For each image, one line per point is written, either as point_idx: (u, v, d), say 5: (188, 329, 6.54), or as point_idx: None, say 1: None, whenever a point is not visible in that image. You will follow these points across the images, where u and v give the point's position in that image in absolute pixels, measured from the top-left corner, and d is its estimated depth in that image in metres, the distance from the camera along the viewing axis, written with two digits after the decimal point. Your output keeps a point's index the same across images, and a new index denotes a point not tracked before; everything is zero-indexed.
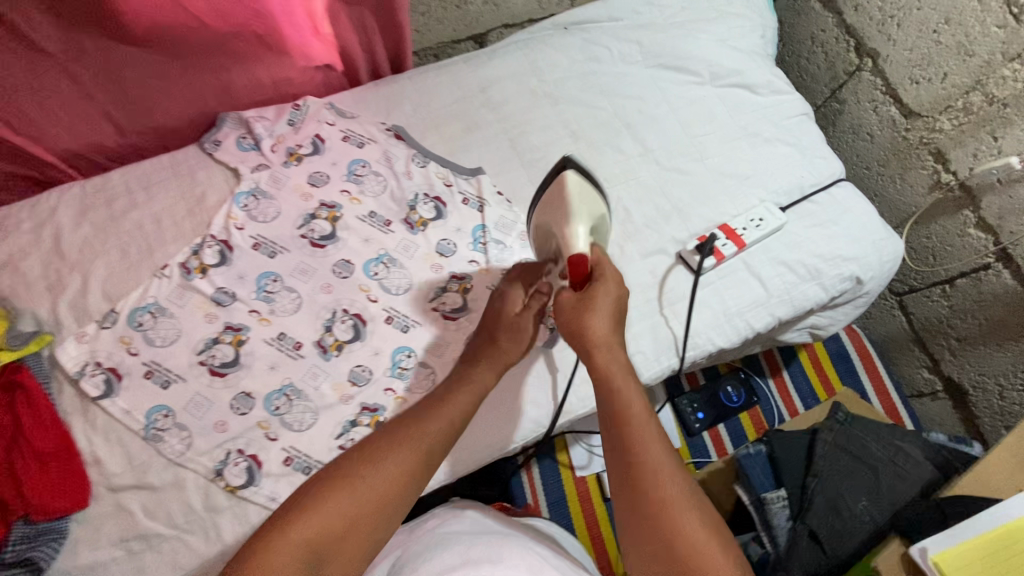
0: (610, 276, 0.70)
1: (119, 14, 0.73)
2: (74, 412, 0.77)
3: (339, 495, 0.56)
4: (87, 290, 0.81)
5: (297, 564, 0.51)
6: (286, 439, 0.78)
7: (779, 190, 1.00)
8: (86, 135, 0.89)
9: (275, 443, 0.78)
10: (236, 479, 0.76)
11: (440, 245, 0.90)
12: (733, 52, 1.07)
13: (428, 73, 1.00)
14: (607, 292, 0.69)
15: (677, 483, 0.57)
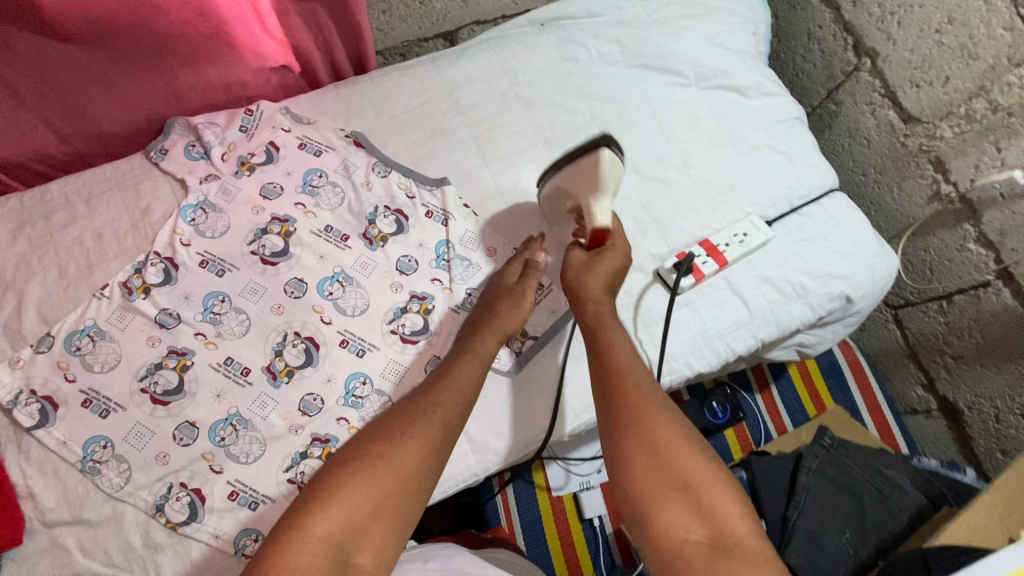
0: (619, 248, 0.76)
1: (47, 17, 0.67)
2: (8, 442, 0.72)
3: (351, 481, 0.55)
4: (23, 311, 0.76)
5: (318, 543, 0.51)
6: (231, 472, 0.73)
7: (766, 202, 0.94)
8: (24, 143, 0.84)
9: (221, 477, 0.73)
10: (178, 516, 0.71)
11: (401, 262, 0.85)
12: (722, 51, 1.00)
13: (393, 75, 0.94)
14: (616, 257, 0.75)
15: (672, 422, 0.57)
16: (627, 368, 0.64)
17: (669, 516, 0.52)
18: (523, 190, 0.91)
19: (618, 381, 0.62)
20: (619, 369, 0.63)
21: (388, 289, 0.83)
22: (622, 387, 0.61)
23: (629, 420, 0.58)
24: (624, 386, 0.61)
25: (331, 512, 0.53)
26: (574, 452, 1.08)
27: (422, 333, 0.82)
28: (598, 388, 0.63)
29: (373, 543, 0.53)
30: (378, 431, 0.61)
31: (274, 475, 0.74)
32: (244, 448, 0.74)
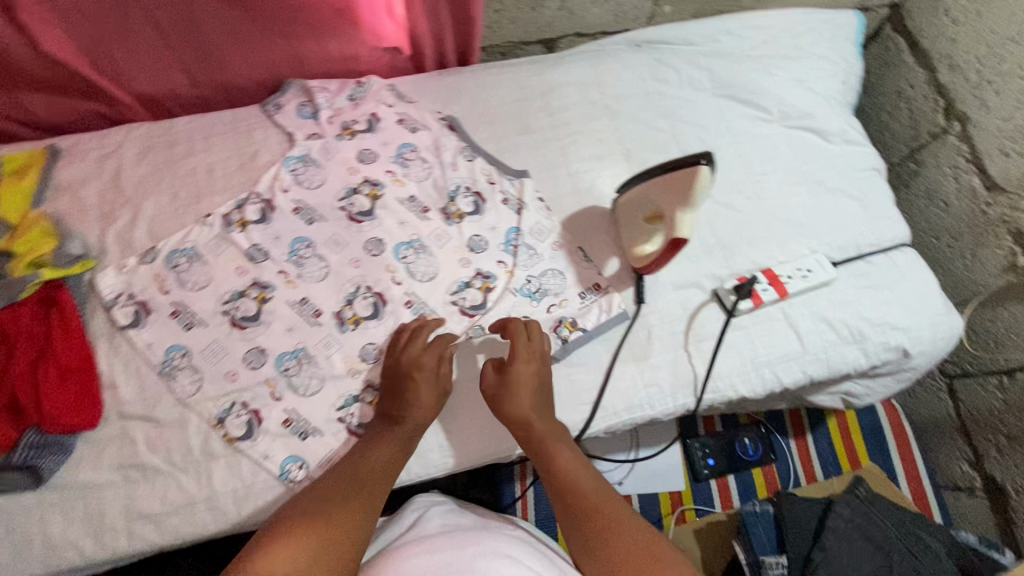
0: (524, 356, 0.78)
1: None
2: (100, 336, 0.80)
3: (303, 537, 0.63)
4: (135, 224, 0.85)
5: None
6: (288, 401, 0.78)
7: (834, 243, 0.94)
8: (162, 81, 0.94)
9: (278, 403, 0.78)
10: (236, 431, 0.76)
11: (472, 241, 0.89)
12: (810, 94, 1.03)
13: (493, 70, 1.01)
14: (529, 371, 0.77)
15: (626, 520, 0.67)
16: (572, 474, 0.72)
17: None
18: (596, 193, 0.94)
19: (573, 492, 0.70)
20: (570, 485, 0.71)
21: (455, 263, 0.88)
22: (574, 492, 0.70)
23: (596, 529, 0.67)
24: (582, 496, 0.70)
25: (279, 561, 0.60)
26: (606, 458, 1.11)
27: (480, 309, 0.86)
28: (558, 496, 0.72)
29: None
30: (324, 503, 0.67)
31: (325, 410, 0.79)
32: (302, 383, 0.79)
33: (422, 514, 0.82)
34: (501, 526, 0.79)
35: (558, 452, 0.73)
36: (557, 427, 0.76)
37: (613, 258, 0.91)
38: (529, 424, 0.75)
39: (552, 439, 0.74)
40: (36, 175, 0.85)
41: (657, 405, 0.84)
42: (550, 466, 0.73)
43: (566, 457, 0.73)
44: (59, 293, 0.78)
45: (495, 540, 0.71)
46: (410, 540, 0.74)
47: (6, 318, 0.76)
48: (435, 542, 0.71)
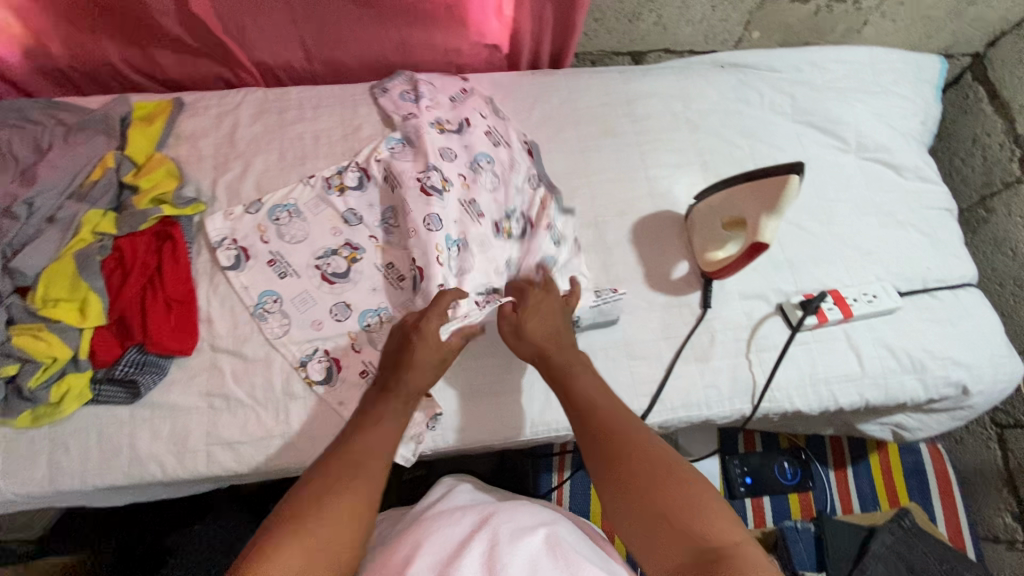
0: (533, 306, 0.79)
1: None
2: (203, 274, 0.86)
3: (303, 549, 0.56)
4: (245, 177, 0.92)
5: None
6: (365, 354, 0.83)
7: (901, 274, 0.96)
8: (280, 53, 1.02)
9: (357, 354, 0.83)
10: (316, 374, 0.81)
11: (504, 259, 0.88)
12: (888, 129, 1.06)
13: (583, 75, 1.06)
14: (541, 318, 0.77)
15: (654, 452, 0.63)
16: (595, 401, 0.70)
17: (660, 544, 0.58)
18: (672, 199, 0.98)
19: (591, 408, 0.69)
20: (590, 404, 0.69)
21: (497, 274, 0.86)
22: (596, 423, 0.67)
23: (615, 453, 0.64)
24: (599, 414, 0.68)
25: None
26: None
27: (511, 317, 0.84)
28: (576, 414, 0.70)
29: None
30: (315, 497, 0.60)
31: None
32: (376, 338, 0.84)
33: (449, 491, 0.80)
34: (525, 501, 0.76)
35: (578, 376, 0.73)
36: (579, 358, 0.75)
37: (682, 261, 0.93)
38: (547, 351, 0.75)
39: (571, 366, 0.74)
40: (163, 122, 0.93)
41: (712, 406, 0.86)
42: (569, 386, 0.72)
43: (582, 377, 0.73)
44: (172, 229, 0.84)
45: (520, 514, 0.69)
46: (430, 517, 0.71)
47: (125, 244, 0.82)
48: (457, 521, 0.69)
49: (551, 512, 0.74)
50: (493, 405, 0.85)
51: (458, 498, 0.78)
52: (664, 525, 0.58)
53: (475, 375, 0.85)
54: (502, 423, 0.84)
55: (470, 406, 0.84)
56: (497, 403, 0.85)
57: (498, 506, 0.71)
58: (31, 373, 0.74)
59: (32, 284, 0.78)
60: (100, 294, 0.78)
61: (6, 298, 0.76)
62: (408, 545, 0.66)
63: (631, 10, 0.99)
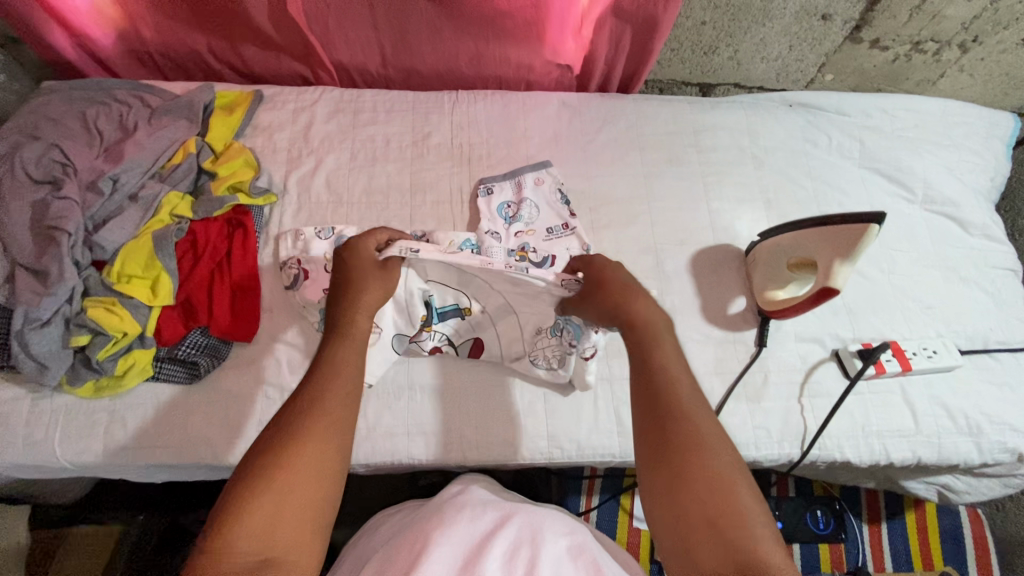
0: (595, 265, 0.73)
1: None
2: (268, 263, 0.88)
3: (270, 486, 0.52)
4: (317, 173, 0.94)
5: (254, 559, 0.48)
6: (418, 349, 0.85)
7: (961, 331, 0.94)
8: (359, 56, 1.05)
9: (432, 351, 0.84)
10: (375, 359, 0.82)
11: (545, 351, 0.81)
12: (957, 184, 1.04)
13: (652, 101, 1.06)
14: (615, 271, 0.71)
15: (715, 447, 0.55)
16: (669, 375, 0.60)
17: (701, 549, 0.51)
18: (733, 233, 0.97)
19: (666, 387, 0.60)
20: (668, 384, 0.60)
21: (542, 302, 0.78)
22: (661, 397, 0.59)
23: (673, 439, 0.56)
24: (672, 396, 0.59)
25: (247, 527, 0.49)
26: None
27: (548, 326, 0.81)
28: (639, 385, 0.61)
29: (299, 557, 0.50)
30: (284, 430, 0.56)
31: (451, 374, 0.84)
32: (435, 335, 0.84)
33: (466, 488, 0.77)
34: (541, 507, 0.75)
35: (662, 352, 0.63)
36: (659, 323, 0.65)
37: (739, 296, 0.93)
38: (635, 314, 0.66)
39: (652, 329, 0.65)
40: (243, 113, 0.96)
41: (762, 448, 0.84)
42: (650, 357, 0.62)
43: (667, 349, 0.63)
44: (244, 217, 0.86)
45: (542, 518, 0.68)
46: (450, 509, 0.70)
47: (199, 228, 0.85)
48: (476, 519, 0.66)
49: (568, 519, 0.73)
50: (537, 424, 0.82)
51: (480, 495, 0.74)
52: (710, 533, 0.51)
53: (524, 391, 0.84)
54: (548, 442, 0.81)
55: (514, 421, 0.82)
56: (542, 423, 0.82)
57: (518, 508, 0.71)
58: (102, 346, 0.75)
59: (110, 258, 0.80)
60: (172, 274, 0.80)
61: (84, 269, 0.79)
62: (422, 537, 0.64)
63: (708, 43, 0.99)
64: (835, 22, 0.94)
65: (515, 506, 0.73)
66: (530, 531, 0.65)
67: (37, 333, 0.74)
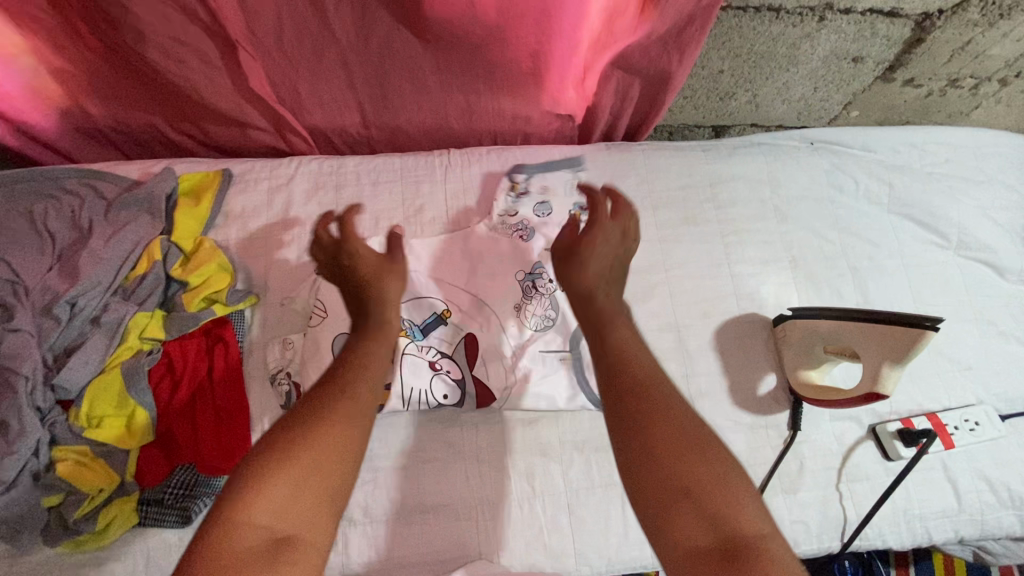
0: (603, 211, 0.68)
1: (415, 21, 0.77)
2: (257, 375, 0.80)
3: (291, 462, 0.47)
4: (300, 265, 0.85)
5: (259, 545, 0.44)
6: (418, 380, 0.78)
7: (1002, 395, 0.89)
8: (336, 118, 0.94)
9: (430, 372, 0.79)
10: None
11: (535, 318, 0.83)
12: (993, 227, 0.97)
13: (664, 151, 0.97)
14: (607, 233, 0.67)
15: (680, 408, 0.52)
16: (625, 342, 0.58)
17: (671, 517, 0.47)
18: (759, 300, 0.90)
19: (621, 354, 0.57)
20: (618, 349, 0.57)
21: (507, 259, 0.86)
22: (622, 367, 0.56)
23: (635, 403, 0.52)
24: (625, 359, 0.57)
25: (263, 506, 0.45)
26: None
27: (523, 299, 0.84)
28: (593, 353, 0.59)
29: (314, 541, 0.46)
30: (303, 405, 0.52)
31: (467, 490, 0.77)
32: (424, 350, 0.80)
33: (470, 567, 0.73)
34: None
35: (607, 315, 0.61)
36: (614, 284, 0.65)
37: (769, 373, 0.86)
38: (588, 283, 0.63)
39: (611, 299, 0.62)
40: (211, 200, 0.86)
41: (802, 544, 0.79)
42: (601, 326, 0.60)
43: (618, 320, 0.61)
44: (223, 329, 0.78)
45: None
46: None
47: (174, 349, 0.76)
48: None
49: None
50: (563, 540, 0.76)
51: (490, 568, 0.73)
52: (684, 501, 0.47)
53: (544, 503, 0.77)
54: (575, 560, 0.76)
55: (537, 540, 0.76)
56: (568, 538, 0.76)
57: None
58: (77, 505, 0.68)
59: (76, 398, 0.71)
60: (149, 410, 0.72)
61: (48, 414, 0.70)
62: None
63: (725, 89, 0.90)
64: (867, 63, 0.85)
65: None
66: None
67: (2, 499, 0.65)
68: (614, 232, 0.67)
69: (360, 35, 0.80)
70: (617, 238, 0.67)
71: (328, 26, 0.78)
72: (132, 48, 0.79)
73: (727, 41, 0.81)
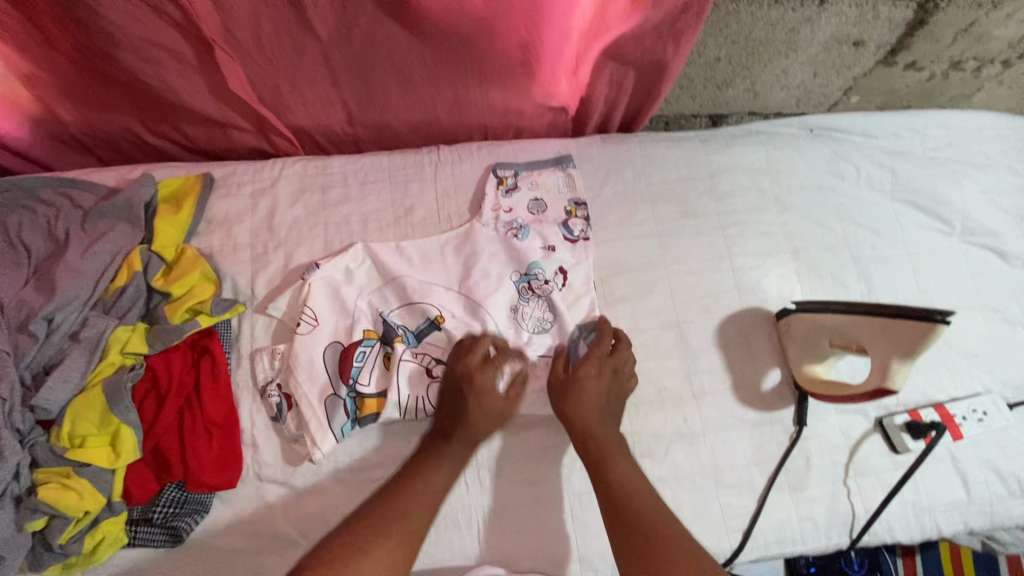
0: (596, 351, 0.77)
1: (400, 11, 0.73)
2: (246, 387, 0.77)
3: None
4: (286, 271, 0.82)
5: None
6: (415, 387, 0.76)
7: (1009, 382, 0.87)
8: (320, 116, 0.90)
9: (427, 379, 0.77)
10: (345, 406, 0.74)
11: (532, 321, 0.82)
12: (997, 211, 0.95)
13: (660, 143, 0.95)
14: (599, 386, 0.75)
15: (687, 550, 0.62)
16: (634, 488, 0.68)
17: None
18: (761, 294, 0.88)
19: (629, 498, 0.67)
20: (629, 497, 0.67)
21: (502, 261, 0.85)
22: (631, 509, 0.66)
23: (648, 544, 0.63)
24: (628, 511, 0.66)
25: None
26: None
27: (519, 301, 0.82)
28: (603, 501, 0.68)
29: None
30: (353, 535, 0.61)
31: (466, 498, 0.75)
32: (416, 356, 0.77)
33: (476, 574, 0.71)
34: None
35: (618, 470, 0.70)
36: (617, 440, 0.73)
37: (773, 368, 0.84)
38: (590, 440, 0.72)
39: (614, 446, 0.72)
40: (192, 206, 0.82)
41: (810, 541, 0.78)
42: (607, 473, 0.69)
43: (623, 471, 0.70)
44: (210, 341, 0.76)
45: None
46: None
47: (159, 363, 0.74)
48: None
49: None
50: (566, 546, 0.74)
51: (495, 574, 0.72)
52: None
53: (545, 510, 0.75)
54: (580, 565, 0.74)
55: (540, 546, 0.74)
56: (572, 543, 0.74)
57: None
58: (62, 529, 0.65)
59: (57, 417, 0.68)
60: (133, 428, 0.69)
61: (29, 435, 0.68)
62: None
63: (722, 77, 0.87)
64: (868, 47, 0.82)
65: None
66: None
67: None
68: (606, 366, 0.77)
69: (342, 29, 0.76)
70: (607, 379, 0.76)
71: (308, 21, 0.75)
72: (103, 48, 0.76)
73: (724, 27, 0.78)
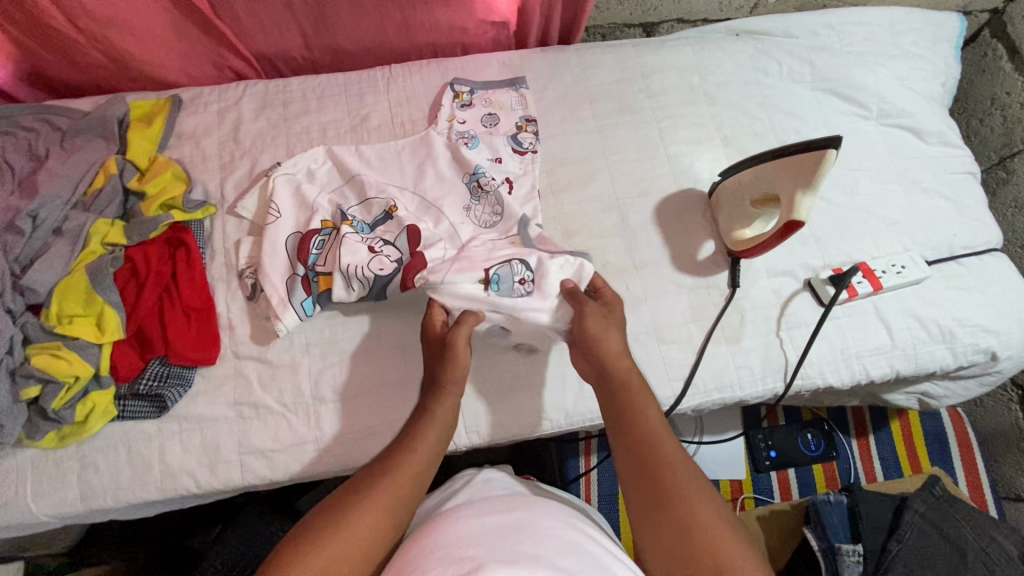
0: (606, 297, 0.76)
1: None
2: (220, 279, 0.84)
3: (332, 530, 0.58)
4: (253, 175, 0.89)
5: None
6: (354, 257, 0.79)
7: (927, 243, 0.94)
8: (278, 41, 0.98)
9: (369, 254, 0.80)
10: (305, 284, 0.81)
11: (484, 217, 0.87)
12: (910, 94, 1.03)
13: (597, 50, 1.02)
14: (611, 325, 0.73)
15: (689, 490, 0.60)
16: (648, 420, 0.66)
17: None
18: (694, 176, 0.95)
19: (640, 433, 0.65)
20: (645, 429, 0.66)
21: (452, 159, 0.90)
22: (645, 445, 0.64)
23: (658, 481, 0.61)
24: (645, 437, 0.65)
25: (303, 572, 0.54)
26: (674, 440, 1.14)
27: (472, 200, 0.87)
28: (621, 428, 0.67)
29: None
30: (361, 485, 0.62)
31: None
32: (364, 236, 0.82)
33: (473, 483, 0.73)
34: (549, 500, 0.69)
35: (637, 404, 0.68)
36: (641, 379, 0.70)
37: (708, 240, 0.91)
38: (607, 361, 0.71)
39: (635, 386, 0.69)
40: (162, 122, 0.89)
41: (747, 387, 0.85)
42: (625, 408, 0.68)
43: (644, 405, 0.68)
44: (183, 234, 0.82)
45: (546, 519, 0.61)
46: (453, 519, 0.61)
47: (136, 254, 0.80)
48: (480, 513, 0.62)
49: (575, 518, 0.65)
50: (522, 401, 0.81)
51: (489, 487, 0.72)
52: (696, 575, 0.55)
53: (498, 370, 0.82)
54: (536, 414, 0.81)
55: (499, 401, 0.81)
56: (527, 397, 0.82)
57: (522, 506, 0.65)
58: (54, 394, 0.72)
59: (46, 300, 0.75)
60: (116, 308, 0.76)
61: (20, 317, 0.74)
62: (428, 540, 0.58)
63: None
64: None
65: (523, 499, 0.67)
66: (532, 538, 0.57)
67: None
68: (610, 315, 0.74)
69: None
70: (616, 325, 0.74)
71: None
72: None
73: None
